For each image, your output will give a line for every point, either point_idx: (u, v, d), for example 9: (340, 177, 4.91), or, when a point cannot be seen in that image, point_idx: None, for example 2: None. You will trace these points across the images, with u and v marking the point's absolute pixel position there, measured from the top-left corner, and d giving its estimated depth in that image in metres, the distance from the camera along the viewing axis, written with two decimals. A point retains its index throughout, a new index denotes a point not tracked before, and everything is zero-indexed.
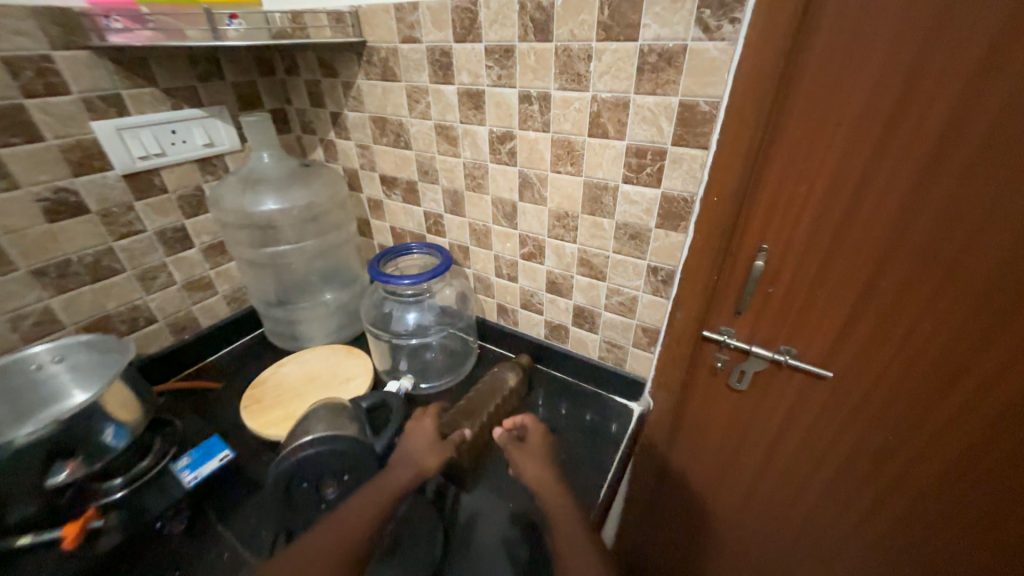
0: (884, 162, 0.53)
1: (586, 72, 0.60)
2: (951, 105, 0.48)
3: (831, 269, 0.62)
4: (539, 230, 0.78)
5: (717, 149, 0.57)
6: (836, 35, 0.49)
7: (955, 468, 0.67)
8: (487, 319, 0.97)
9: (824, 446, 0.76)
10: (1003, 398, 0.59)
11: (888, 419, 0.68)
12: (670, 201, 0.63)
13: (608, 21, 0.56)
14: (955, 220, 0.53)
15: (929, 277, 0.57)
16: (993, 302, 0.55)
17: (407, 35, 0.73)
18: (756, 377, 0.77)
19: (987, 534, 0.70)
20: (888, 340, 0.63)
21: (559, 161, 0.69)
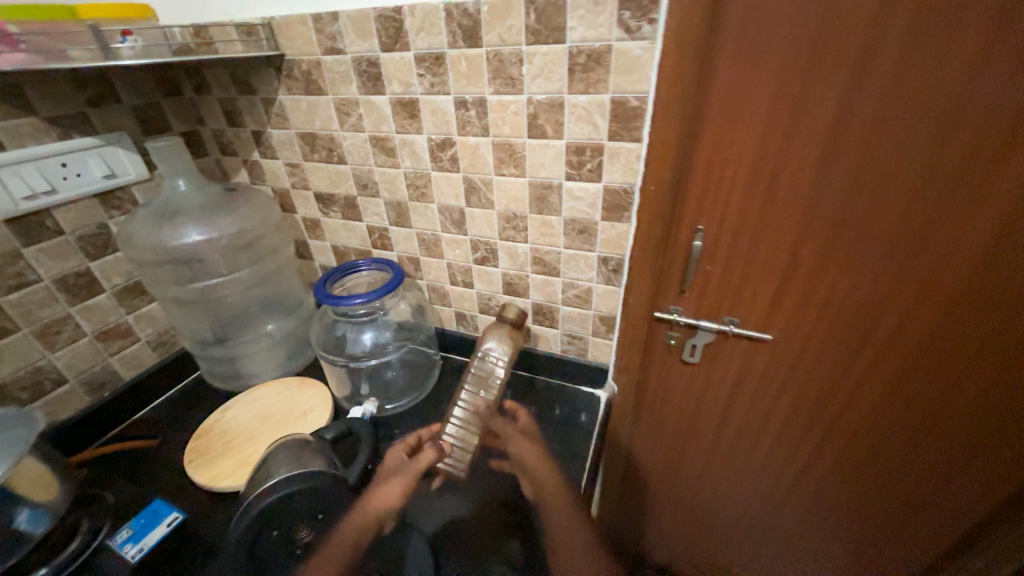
0: (795, 142, 0.60)
1: (519, 75, 0.62)
2: (844, 89, 0.55)
3: (761, 241, 0.68)
4: (490, 233, 0.78)
5: (650, 141, 0.60)
6: (742, 30, 0.54)
7: (881, 403, 0.77)
8: (446, 328, 0.96)
9: (773, 403, 0.84)
10: (910, 336, 0.69)
11: (823, 368, 0.77)
12: (612, 193, 0.66)
13: (535, 24, 0.58)
14: (857, 187, 0.60)
15: (843, 240, 0.64)
16: (896, 256, 0.64)
17: (329, 46, 0.70)
18: (706, 349, 0.83)
19: (912, 454, 0.80)
20: (815, 298, 0.71)
21: (502, 164, 0.70)
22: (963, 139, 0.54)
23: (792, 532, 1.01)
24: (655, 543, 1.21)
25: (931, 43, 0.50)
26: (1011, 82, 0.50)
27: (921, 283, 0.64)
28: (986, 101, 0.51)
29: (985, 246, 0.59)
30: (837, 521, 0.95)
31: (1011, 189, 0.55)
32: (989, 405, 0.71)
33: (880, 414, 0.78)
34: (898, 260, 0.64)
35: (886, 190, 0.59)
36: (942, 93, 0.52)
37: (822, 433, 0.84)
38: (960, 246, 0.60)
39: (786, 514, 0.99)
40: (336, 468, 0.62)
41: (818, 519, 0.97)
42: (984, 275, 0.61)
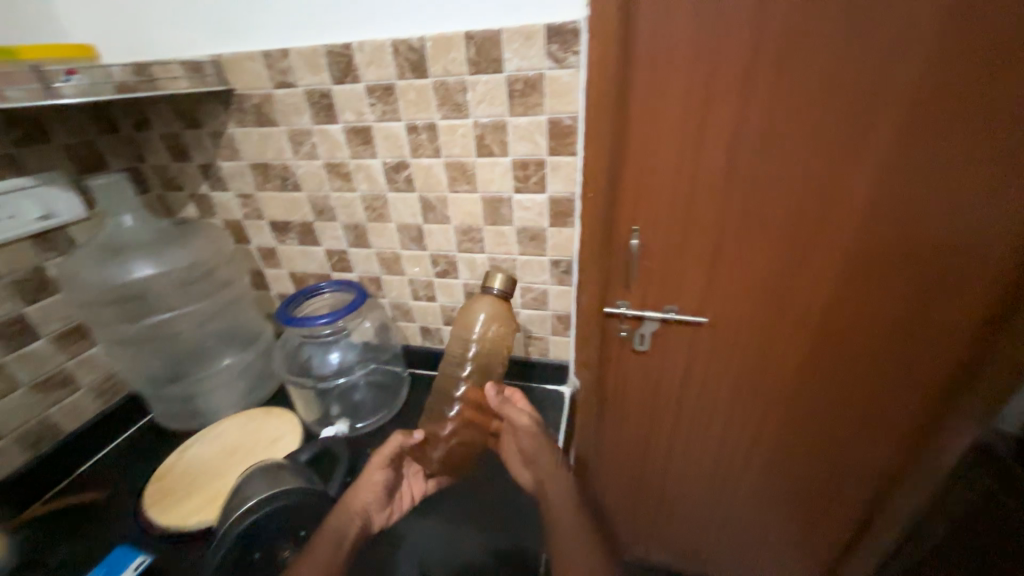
0: (703, 145, 0.69)
1: (464, 101, 0.68)
2: (735, 99, 0.65)
3: (687, 232, 0.78)
4: (448, 247, 0.83)
5: (585, 154, 0.68)
6: (650, 57, 0.64)
7: (804, 366, 0.88)
8: (412, 344, 0.98)
9: (717, 382, 0.94)
10: (818, 304, 0.80)
11: (753, 340, 0.87)
12: (557, 202, 0.74)
13: (476, 57, 0.65)
14: (757, 180, 0.71)
15: (753, 231, 0.75)
16: (795, 243, 0.75)
17: (280, 80, 0.74)
18: (654, 337, 0.91)
19: (837, 411, 0.91)
20: (738, 278, 0.81)
21: (455, 182, 0.76)
22: (830, 143, 0.66)
23: (748, 501, 1.11)
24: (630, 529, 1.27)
25: (796, 60, 0.61)
26: (857, 95, 0.62)
27: (819, 263, 0.76)
28: (842, 111, 0.64)
29: (862, 221, 0.71)
30: (784, 486, 1.06)
31: (873, 181, 0.68)
32: (888, 365, 0.83)
33: (805, 382, 0.89)
34: (798, 246, 0.75)
35: (779, 187, 0.71)
36: (808, 106, 0.64)
37: (759, 404, 0.95)
38: (843, 229, 0.72)
39: (742, 484, 1.08)
40: (315, 483, 0.63)
41: (769, 485, 1.07)
42: (864, 252, 0.73)
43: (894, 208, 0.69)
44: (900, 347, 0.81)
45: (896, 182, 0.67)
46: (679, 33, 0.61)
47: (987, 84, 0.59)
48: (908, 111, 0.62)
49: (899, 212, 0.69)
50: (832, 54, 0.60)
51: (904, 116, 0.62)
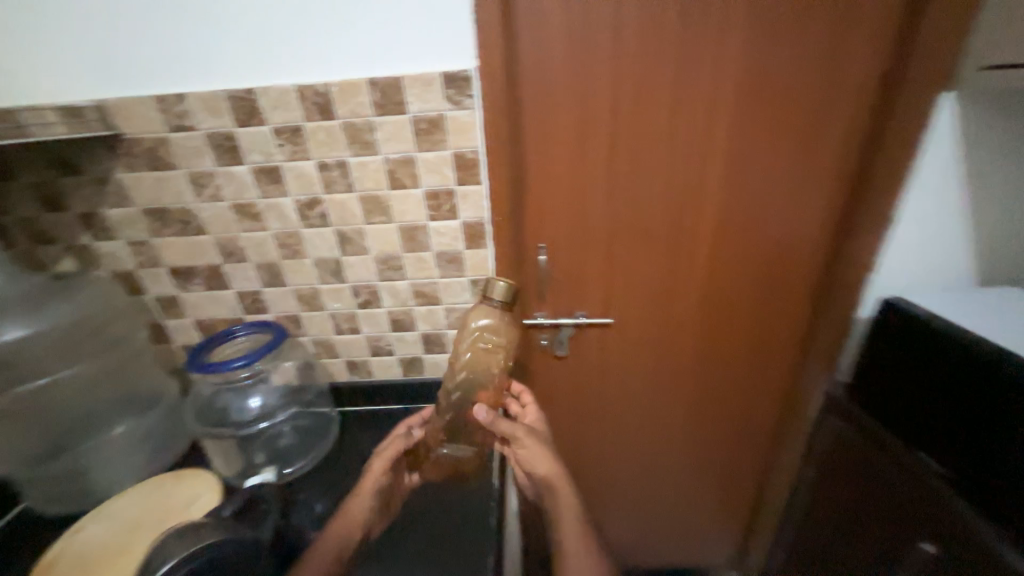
0: (586, 156, 0.81)
1: (373, 139, 0.74)
2: (606, 117, 0.77)
3: (584, 234, 0.88)
4: (369, 276, 0.85)
5: (489, 182, 0.77)
6: (534, 97, 0.76)
7: (697, 343, 1.00)
8: (338, 381, 0.97)
9: (631, 374, 1.04)
10: (698, 287, 0.93)
11: (653, 325, 0.98)
12: (470, 226, 0.80)
13: (381, 100, 0.71)
14: (633, 183, 0.83)
15: (638, 238, 0.88)
16: (673, 245, 0.88)
17: (177, 124, 0.73)
18: (571, 342, 1.00)
19: (729, 379, 1.05)
20: (632, 271, 0.92)
21: (370, 214, 0.79)
22: (684, 161, 0.81)
23: (673, 482, 1.22)
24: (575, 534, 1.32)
25: (647, 87, 0.75)
26: (696, 123, 0.78)
27: (694, 261, 0.90)
28: (689, 122, 0.78)
29: (719, 212, 0.85)
30: (700, 461, 1.19)
31: (720, 189, 0.83)
32: (760, 341, 0.99)
33: (701, 365, 1.03)
34: (674, 248, 0.89)
35: (652, 199, 0.84)
36: (662, 133, 0.78)
37: (668, 391, 1.06)
38: (706, 231, 0.87)
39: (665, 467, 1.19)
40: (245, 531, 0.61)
41: (688, 464, 1.19)
42: (725, 249, 0.89)
43: (739, 210, 0.85)
44: (765, 324, 0.97)
45: (736, 190, 0.83)
46: (555, 79, 0.73)
47: (783, 112, 0.77)
48: (734, 134, 0.79)
49: (743, 213, 0.85)
50: (671, 92, 0.75)
51: (732, 138, 0.79)
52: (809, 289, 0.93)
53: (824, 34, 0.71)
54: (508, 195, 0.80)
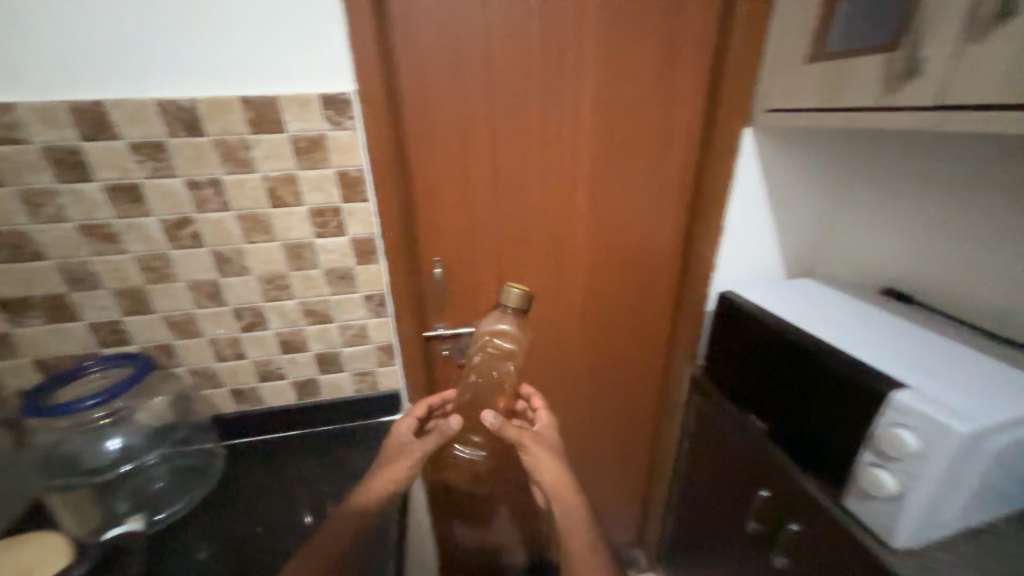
0: (468, 163, 0.86)
1: (249, 157, 0.72)
2: (483, 128, 0.84)
3: (473, 237, 0.93)
4: (253, 298, 0.82)
5: (376, 198, 0.79)
6: (415, 116, 0.81)
7: (584, 334, 1.10)
8: (223, 412, 0.90)
9: (530, 373, 1.12)
10: (581, 282, 1.02)
11: (544, 319, 1.05)
12: (359, 242, 0.82)
13: (255, 118, 0.70)
14: (513, 188, 0.90)
15: (523, 247, 0.96)
16: (554, 252, 0.98)
17: (2, 135, 0.64)
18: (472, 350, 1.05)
19: (616, 364, 1.16)
20: (520, 270, 0.98)
21: (250, 233, 0.77)
22: (556, 177, 0.90)
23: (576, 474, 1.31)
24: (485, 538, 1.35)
25: (518, 105, 0.83)
26: (563, 144, 0.88)
27: (573, 266, 1.00)
28: (558, 134, 0.87)
29: (592, 214, 0.95)
30: (599, 449, 1.29)
31: (589, 202, 0.94)
32: (636, 334, 1.12)
33: (589, 360, 1.13)
34: (555, 255, 0.98)
35: (532, 211, 0.92)
36: (534, 152, 0.87)
37: (563, 386, 1.15)
38: (581, 239, 0.97)
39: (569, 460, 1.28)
40: None
41: (588, 453, 1.29)
42: (598, 254, 1.00)
43: (606, 220, 0.96)
44: (638, 319, 1.11)
45: (603, 202, 0.94)
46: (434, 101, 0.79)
47: (633, 138, 0.89)
48: (596, 154, 0.89)
49: (610, 223, 0.97)
50: (539, 116, 0.84)
51: (595, 158, 0.90)
52: (671, 288, 1.08)
53: (659, 74, 0.85)
54: (398, 211, 0.83)
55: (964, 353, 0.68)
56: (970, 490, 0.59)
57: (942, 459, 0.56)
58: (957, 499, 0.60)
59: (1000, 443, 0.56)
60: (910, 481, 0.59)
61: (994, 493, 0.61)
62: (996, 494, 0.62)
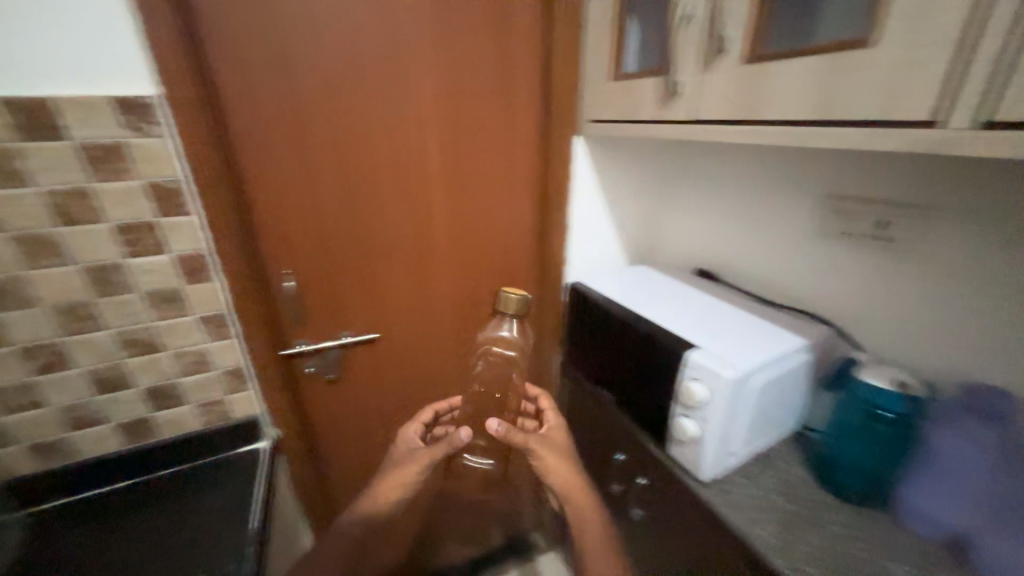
0: (309, 162, 0.83)
1: (19, 168, 0.61)
2: (320, 126, 0.82)
3: (326, 239, 0.90)
4: (47, 334, 0.70)
5: (201, 210, 0.73)
6: (242, 119, 0.76)
7: (458, 327, 1.12)
8: (18, 475, 0.75)
9: (407, 379, 1.12)
10: (447, 276, 1.04)
11: (415, 316, 1.05)
12: (186, 259, 0.74)
13: (24, 123, 0.60)
14: (363, 186, 0.89)
15: (382, 253, 0.96)
16: (415, 256, 0.99)
17: None
18: (340, 363, 1.02)
19: (494, 352, 1.20)
20: (382, 269, 0.97)
21: (34, 257, 0.65)
22: (407, 183, 0.92)
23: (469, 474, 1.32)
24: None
25: (357, 104, 0.83)
26: (410, 151, 0.90)
27: (437, 269, 1.03)
28: (403, 132, 0.88)
29: (449, 209, 0.98)
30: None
31: (443, 206, 0.97)
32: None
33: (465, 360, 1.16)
34: (417, 260, 0.99)
35: (387, 217, 0.93)
36: (380, 157, 0.88)
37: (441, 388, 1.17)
38: (440, 241, 1.00)
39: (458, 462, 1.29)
40: None
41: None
42: (460, 256, 1.04)
43: (463, 223, 1.01)
44: (508, 314, 1.17)
45: (457, 206, 0.99)
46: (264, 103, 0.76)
47: (478, 144, 0.95)
48: (444, 160, 0.93)
49: (468, 225, 1.02)
50: (381, 124, 0.86)
51: (444, 164, 0.94)
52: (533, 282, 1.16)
53: (493, 86, 0.92)
54: (233, 222, 0.78)
55: (739, 315, 0.86)
56: (746, 424, 0.75)
57: (719, 402, 0.70)
58: (737, 432, 0.75)
59: (758, 383, 0.72)
60: (705, 423, 0.73)
61: (763, 423, 0.78)
62: (766, 424, 0.79)
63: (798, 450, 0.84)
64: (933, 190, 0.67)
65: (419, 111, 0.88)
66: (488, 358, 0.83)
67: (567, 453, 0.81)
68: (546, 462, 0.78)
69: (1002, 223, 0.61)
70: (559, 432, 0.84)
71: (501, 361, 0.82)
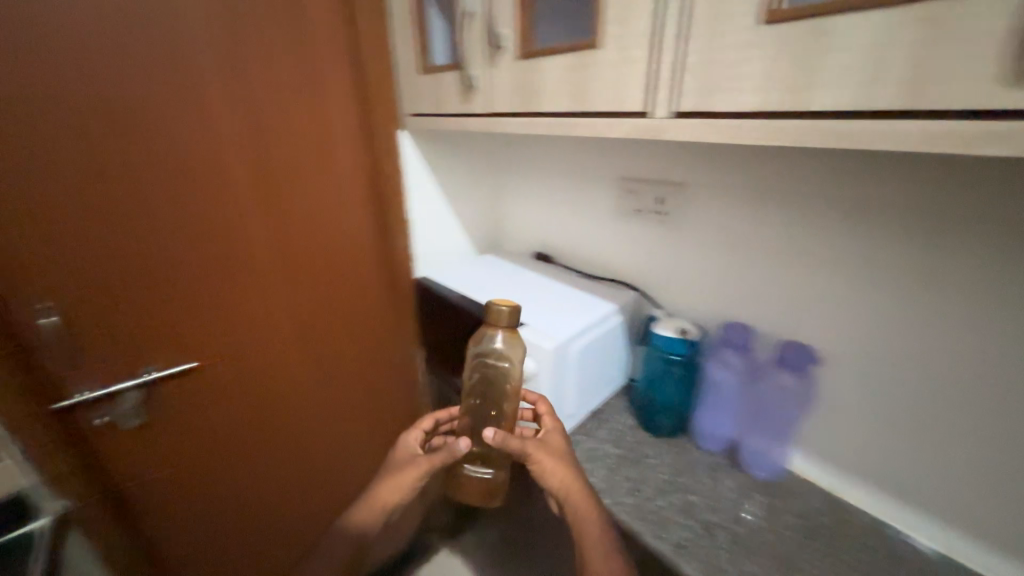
0: (55, 170, 0.67)
1: None
2: (61, 125, 0.66)
3: (100, 260, 0.74)
4: None
5: None
6: None
7: (308, 334, 1.03)
8: None
9: (251, 404, 1.00)
10: (282, 282, 0.95)
11: (249, 331, 0.94)
12: None
13: None
14: (143, 193, 0.75)
15: (189, 269, 0.83)
16: (237, 269, 0.88)
17: None
18: (151, 404, 0.87)
19: (358, 353, 1.14)
20: (193, 286, 0.84)
21: None
22: (211, 187, 0.81)
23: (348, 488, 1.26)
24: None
25: (109, 93, 0.68)
26: (207, 151, 0.79)
27: (268, 280, 0.93)
28: (188, 125, 0.76)
29: (269, 208, 0.88)
30: (365, 456, 1.27)
31: (263, 210, 0.88)
32: (368, 334, 1.13)
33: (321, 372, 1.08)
34: (238, 271, 0.89)
35: (188, 228, 0.81)
36: (167, 160, 0.75)
37: (299, 406, 1.08)
38: (266, 249, 0.90)
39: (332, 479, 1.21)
40: None
41: (355, 462, 1.25)
42: (295, 262, 0.95)
43: (293, 227, 0.93)
44: (366, 318, 1.11)
45: (282, 209, 0.90)
46: None
47: (295, 141, 0.88)
48: (255, 160, 0.84)
49: (299, 229, 0.94)
50: (159, 119, 0.73)
51: (257, 164, 0.84)
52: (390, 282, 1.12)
53: (303, 78, 0.85)
54: None
55: (568, 291, 0.95)
56: (574, 388, 0.84)
57: (546, 373, 0.77)
58: (569, 396, 0.84)
59: (577, 349, 0.81)
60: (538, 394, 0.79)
61: (591, 384, 0.88)
62: (594, 385, 0.89)
63: (625, 402, 0.97)
64: (683, 171, 0.81)
65: (209, 102, 0.77)
66: (481, 366, 0.66)
67: (571, 463, 0.68)
68: (550, 471, 0.65)
69: (739, 197, 0.75)
70: (558, 440, 0.70)
71: (493, 372, 0.65)
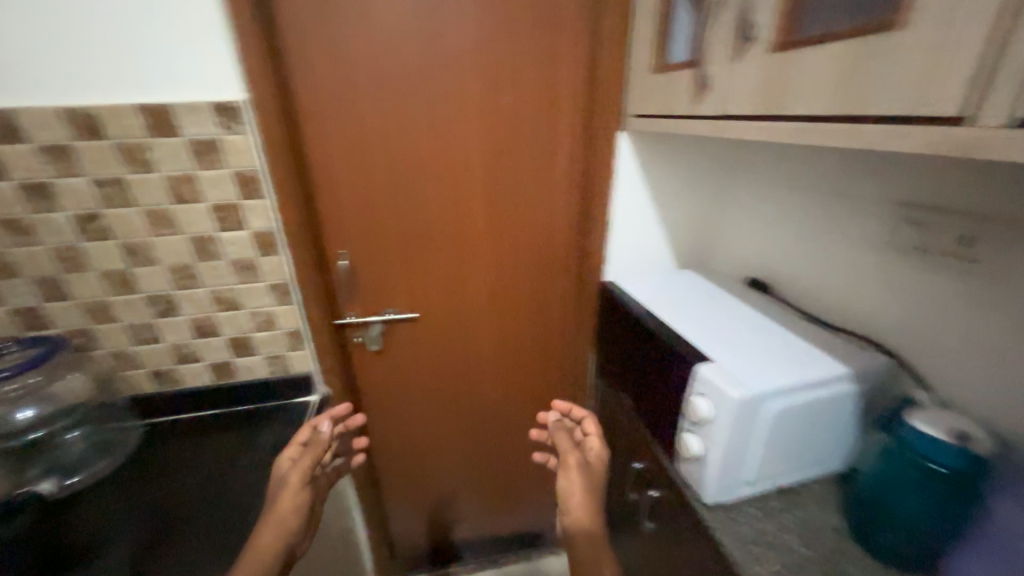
0: (466, 78, 0.92)
1: (149, 158, 0.79)
2: (478, 44, 0.89)
3: (431, 142, 0.96)
4: (163, 287, 0.89)
5: (273, 176, 0.85)
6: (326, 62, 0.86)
7: (506, 264, 1.11)
8: (144, 392, 0.97)
9: (452, 309, 1.13)
10: (514, 208, 1.05)
11: (483, 242, 1.07)
12: (263, 235, 0.89)
13: (153, 125, 0.77)
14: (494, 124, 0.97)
15: (370, 225, 1.01)
16: (412, 237, 1.03)
17: None
18: (401, 265, 1.06)
19: (523, 309, 1.17)
20: (470, 180, 1.00)
21: (156, 227, 0.84)
22: (380, 155, 0.95)
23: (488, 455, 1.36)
24: (400, 520, 1.42)
25: (482, 62, 0.91)
26: (404, 129, 0.93)
27: (522, 216, 1.06)
28: (514, 85, 0.94)
29: (531, 154, 1.01)
30: (472, 419, 1.30)
31: (410, 173, 0.97)
32: (542, 338, 1.22)
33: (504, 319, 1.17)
34: (435, 246, 1.05)
35: (356, 188, 0.97)
36: (360, 122, 0.91)
37: (473, 347, 1.19)
38: (477, 232, 1.05)
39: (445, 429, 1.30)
40: None
41: (472, 420, 1.30)
42: (486, 244, 1.07)
43: (476, 205, 1.03)
44: (536, 291, 1.15)
45: (489, 193, 1.02)
46: (340, 83, 0.88)
47: (502, 118, 0.96)
48: (387, 122, 0.92)
49: (501, 209, 1.04)
50: (504, 74, 0.93)
51: (436, 148, 0.96)
52: (568, 273, 1.15)
53: (543, 81, 0.95)
54: (296, 195, 0.89)
55: (779, 333, 0.77)
56: (760, 451, 0.69)
57: (728, 421, 0.65)
58: (750, 458, 0.69)
59: (776, 408, 0.65)
60: (709, 444, 0.69)
61: (785, 454, 0.70)
62: (790, 455, 0.71)
63: (839, 497, 0.74)
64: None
65: (403, 79, 0.90)
66: None
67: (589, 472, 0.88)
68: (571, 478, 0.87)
69: None
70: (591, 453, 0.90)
71: None
